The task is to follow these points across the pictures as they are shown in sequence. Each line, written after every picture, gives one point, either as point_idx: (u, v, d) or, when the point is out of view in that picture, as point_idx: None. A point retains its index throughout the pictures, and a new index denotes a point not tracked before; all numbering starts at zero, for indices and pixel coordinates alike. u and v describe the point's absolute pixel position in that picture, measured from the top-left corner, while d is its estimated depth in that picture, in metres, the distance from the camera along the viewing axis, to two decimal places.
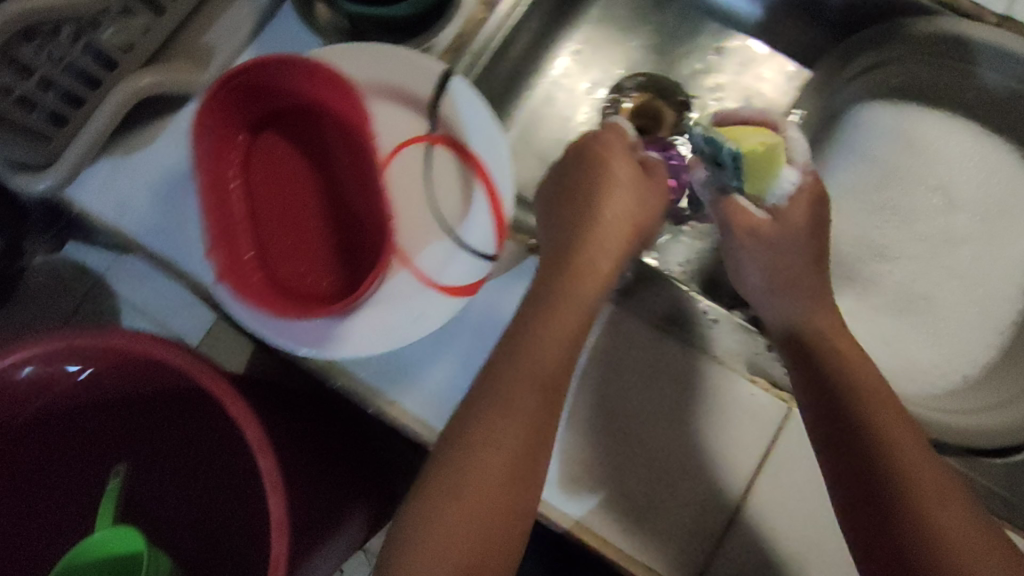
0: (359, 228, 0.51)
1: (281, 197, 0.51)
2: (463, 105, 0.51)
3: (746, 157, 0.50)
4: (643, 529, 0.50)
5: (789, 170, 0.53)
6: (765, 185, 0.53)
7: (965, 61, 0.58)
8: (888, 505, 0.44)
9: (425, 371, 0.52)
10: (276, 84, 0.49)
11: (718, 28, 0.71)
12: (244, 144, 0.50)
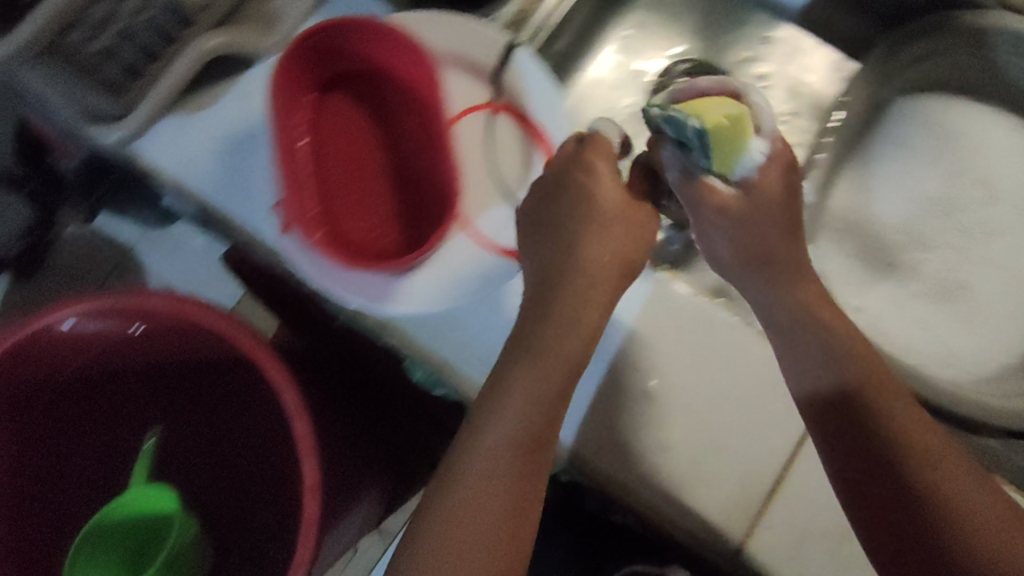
0: (422, 190, 0.54)
1: (348, 157, 0.53)
2: (529, 75, 0.52)
3: (712, 134, 0.43)
4: (689, 496, 0.52)
5: (757, 141, 0.46)
6: (731, 163, 0.46)
7: (1006, 53, 0.59)
8: (894, 488, 0.47)
9: (479, 332, 0.53)
10: (346, 48, 0.50)
11: (767, 19, 0.72)
12: (314, 104, 0.52)
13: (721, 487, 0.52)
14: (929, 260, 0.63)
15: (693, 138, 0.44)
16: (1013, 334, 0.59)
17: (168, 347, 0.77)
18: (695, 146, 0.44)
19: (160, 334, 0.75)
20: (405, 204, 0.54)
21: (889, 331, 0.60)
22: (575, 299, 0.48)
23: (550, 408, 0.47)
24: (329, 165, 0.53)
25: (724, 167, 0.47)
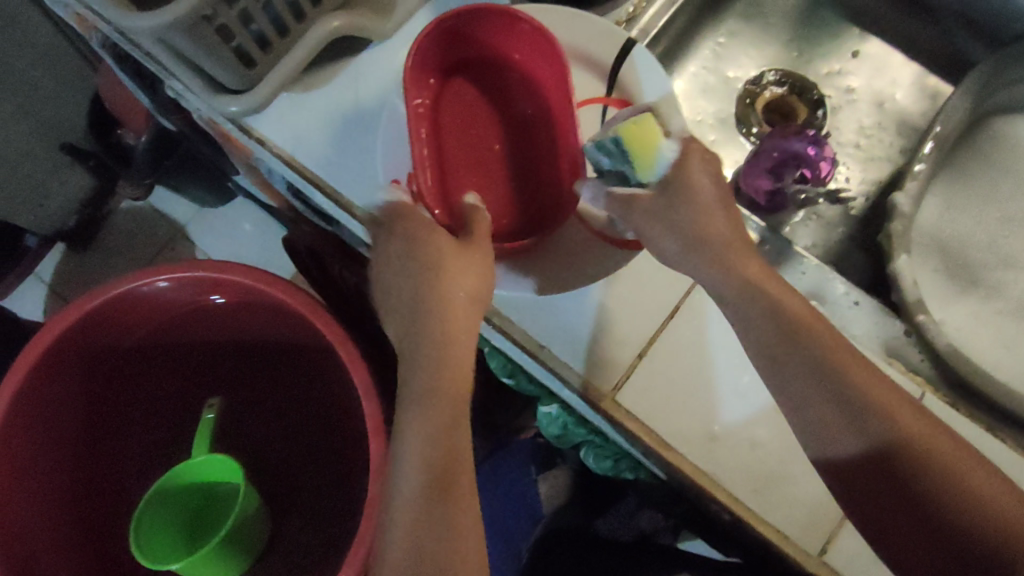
0: (536, 173, 0.58)
1: (467, 136, 0.58)
2: (645, 68, 0.55)
3: (626, 138, 0.51)
4: (773, 494, 0.52)
5: (668, 143, 0.51)
6: (649, 162, 0.51)
7: None
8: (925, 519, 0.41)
9: (579, 320, 0.55)
10: (474, 33, 0.56)
11: (859, 34, 0.73)
12: (438, 85, 0.57)
13: (808, 487, 0.52)
14: (1014, 280, 0.63)
15: (609, 147, 0.51)
16: None
17: (249, 320, 0.80)
18: (612, 156, 0.52)
19: (244, 307, 0.78)
20: (518, 183, 0.58)
21: (973, 347, 0.60)
22: None
23: None
24: (449, 143, 0.57)
25: (646, 172, 0.52)
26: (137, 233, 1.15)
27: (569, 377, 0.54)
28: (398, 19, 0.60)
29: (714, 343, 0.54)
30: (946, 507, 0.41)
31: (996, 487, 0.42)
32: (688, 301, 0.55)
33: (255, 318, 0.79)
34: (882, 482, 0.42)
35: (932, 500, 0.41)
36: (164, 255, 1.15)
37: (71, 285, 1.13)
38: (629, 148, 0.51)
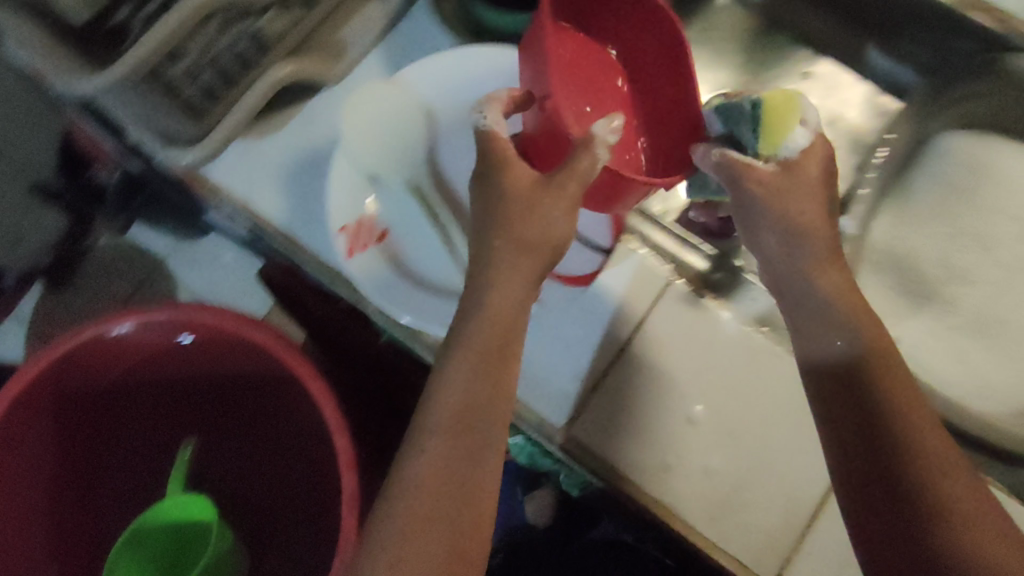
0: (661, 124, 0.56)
1: (583, 78, 0.56)
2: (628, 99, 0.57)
3: (764, 103, 0.49)
4: (729, 521, 0.53)
5: (802, 130, 0.49)
6: (777, 139, 0.49)
7: None
8: (894, 475, 0.44)
9: (532, 355, 0.56)
10: None
11: (810, 54, 0.74)
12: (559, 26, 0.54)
13: (765, 512, 0.53)
14: (968, 294, 0.64)
15: (744, 113, 0.50)
16: None
17: (223, 360, 0.79)
18: (744, 121, 0.50)
19: (217, 348, 0.77)
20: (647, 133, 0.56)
21: (929, 363, 0.61)
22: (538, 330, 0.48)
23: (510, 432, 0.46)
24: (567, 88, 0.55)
25: (768, 149, 0.50)
26: (113, 270, 1.11)
27: (523, 413, 0.56)
28: (348, 60, 0.60)
29: (665, 373, 0.55)
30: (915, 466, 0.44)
31: (951, 460, 0.44)
32: (642, 330, 0.56)
33: (229, 358, 0.79)
34: (864, 433, 0.46)
35: (892, 451, 0.44)
36: (141, 292, 1.11)
37: (47, 324, 1.11)
38: (763, 115, 0.49)
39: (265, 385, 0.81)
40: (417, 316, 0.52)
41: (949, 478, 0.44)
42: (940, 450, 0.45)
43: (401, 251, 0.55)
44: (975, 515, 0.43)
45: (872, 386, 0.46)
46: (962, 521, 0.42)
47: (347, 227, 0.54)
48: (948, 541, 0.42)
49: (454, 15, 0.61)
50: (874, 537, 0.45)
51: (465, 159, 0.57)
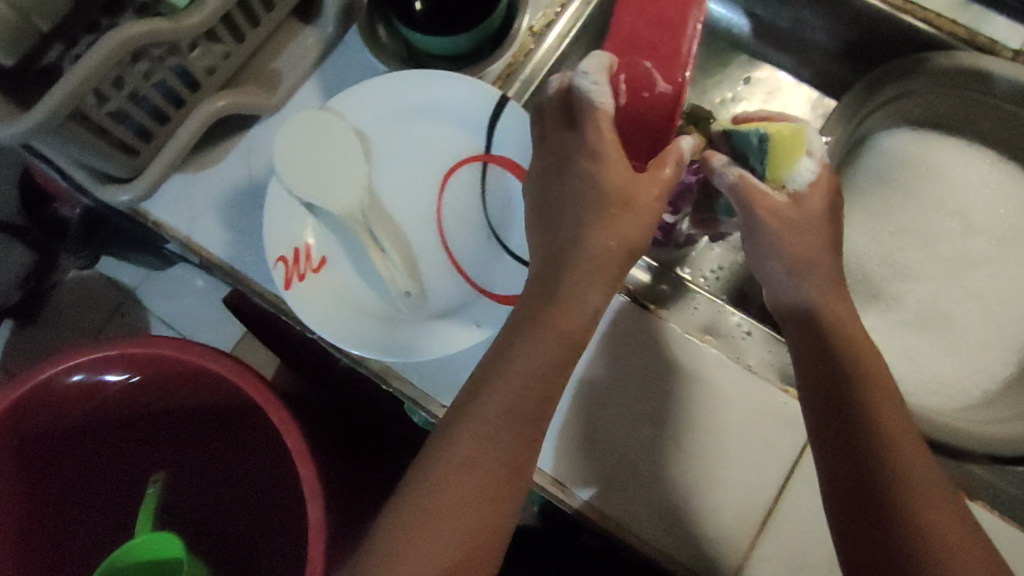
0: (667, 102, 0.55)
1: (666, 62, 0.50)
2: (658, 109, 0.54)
3: (772, 139, 0.49)
4: (680, 531, 0.53)
5: (808, 161, 0.49)
6: (784, 171, 0.50)
7: (980, 93, 0.61)
8: (868, 452, 0.46)
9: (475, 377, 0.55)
10: None
11: (748, 60, 0.75)
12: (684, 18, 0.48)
13: (716, 521, 0.53)
14: (911, 289, 0.64)
15: (753, 145, 0.51)
16: (999, 357, 0.61)
17: (184, 392, 0.79)
18: (754, 153, 0.51)
19: (177, 381, 0.77)
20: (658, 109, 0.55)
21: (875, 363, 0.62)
22: (504, 345, 0.49)
23: (484, 443, 0.47)
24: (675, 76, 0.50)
25: (776, 182, 0.51)
26: (84, 303, 1.11)
27: None
28: (281, 94, 0.61)
29: (611, 389, 0.56)
30: (887, 445, 0.46)
31: (926, 474, 0.46)
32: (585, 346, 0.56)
33: (190, 389, 0.78)
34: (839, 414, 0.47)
35: (868, 460, 0.46)
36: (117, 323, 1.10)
37: (17, 361, 1.10)
38: (770, 149, 0.50)
39: (229, 414, 0.81)
40: (359, 343, 0.53)
41: (920, 491, 0.45)
42: (915, 463, 0.46)
43: (341, 277, 0.55)
44: (944, 528, 0.44)
45: (856, 394, 0.47)
46: (930, 532, 0.44)
47: (286, 256, 0.54)
48: (915, 550, 0.44)
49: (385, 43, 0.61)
50: (851, 546, 0.46)
51: (404, 184, 0.57)
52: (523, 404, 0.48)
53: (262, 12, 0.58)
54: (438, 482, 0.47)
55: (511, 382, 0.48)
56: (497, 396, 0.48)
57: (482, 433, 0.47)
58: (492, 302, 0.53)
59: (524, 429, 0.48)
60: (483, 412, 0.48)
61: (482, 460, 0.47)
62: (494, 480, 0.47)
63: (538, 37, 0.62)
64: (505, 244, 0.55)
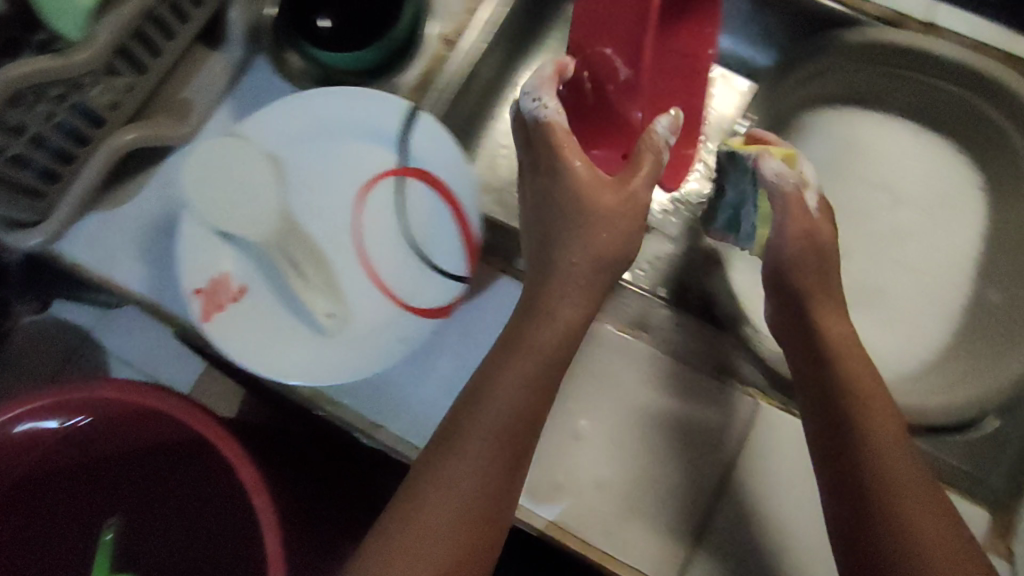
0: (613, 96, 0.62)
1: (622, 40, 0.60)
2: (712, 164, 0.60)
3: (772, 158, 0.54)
4: (625, 531, 0.52)
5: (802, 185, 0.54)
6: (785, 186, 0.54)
7: (891, 66, 0.61)
8: (856, 438, 0.48)
9: (408, 394, 0.55)
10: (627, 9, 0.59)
11: None
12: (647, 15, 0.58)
13: (662, 514, 0.52)
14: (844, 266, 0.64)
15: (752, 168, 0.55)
16: (935, 326, 0.61)
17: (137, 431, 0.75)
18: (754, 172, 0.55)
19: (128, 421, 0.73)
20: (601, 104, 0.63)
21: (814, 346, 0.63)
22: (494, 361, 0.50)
23: (481, 455, 0.48)
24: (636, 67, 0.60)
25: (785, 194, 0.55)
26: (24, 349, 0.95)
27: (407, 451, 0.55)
28: (193, 125, 0.60)
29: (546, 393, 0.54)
30: (874, 430, 0.48)
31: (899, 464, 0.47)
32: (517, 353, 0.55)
33: (143, 427, 0.75)
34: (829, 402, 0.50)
35: (849, 450, 0.48)
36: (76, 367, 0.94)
37: None
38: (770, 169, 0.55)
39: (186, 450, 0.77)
40: (283, 371, 0.52)
41: (891, 479, 0.46)
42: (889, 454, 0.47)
43: (261, 305, 0.54)
44: (911, 517, 0.45)
45: (838, 389, 0.50)
46: (897, 519, 0.45)
47: (203, 288, 0.53)
48: (883, 539, 0.45)
49: (295, 70, 0.61)
50: (833, 536, 0.47)
51: (319, 204, 0.56)
52: (511, 426, 0.49)
53: (164, 42, 0.55)
54: (421, 500, 0.47)
55: (497, 402, 0.49)
56: (483, 417, 0.49)
57: (468, 451, 0.48)
58: (420, 318, 0.53)
59: (510, 447, 0.48)
60: (471, 431, 0.48)
61: (468, 478, 0.48)
62: (475, 497, 0.47)
63: (449, 44, 0.61)
64: (426, 257, 0.54)
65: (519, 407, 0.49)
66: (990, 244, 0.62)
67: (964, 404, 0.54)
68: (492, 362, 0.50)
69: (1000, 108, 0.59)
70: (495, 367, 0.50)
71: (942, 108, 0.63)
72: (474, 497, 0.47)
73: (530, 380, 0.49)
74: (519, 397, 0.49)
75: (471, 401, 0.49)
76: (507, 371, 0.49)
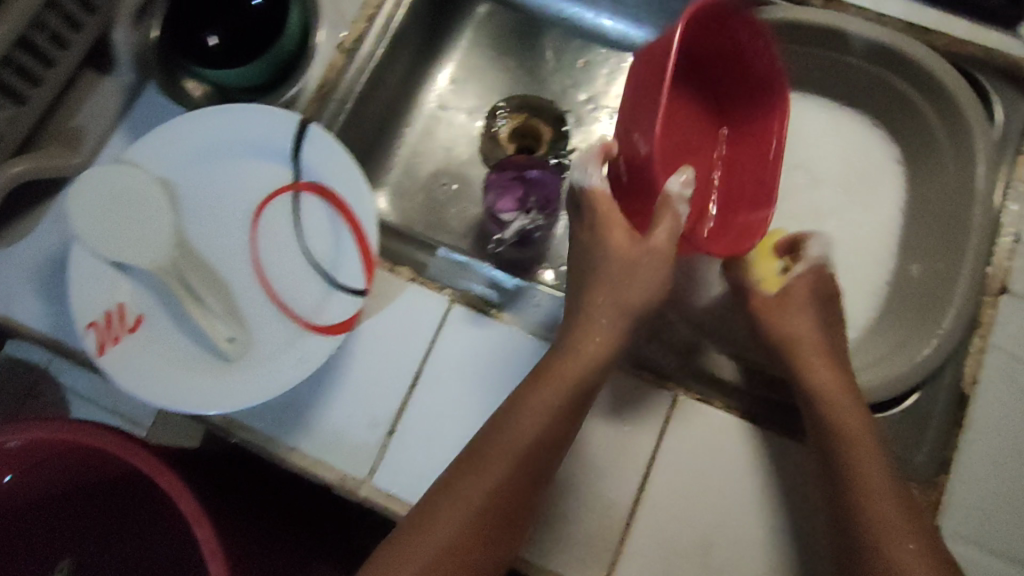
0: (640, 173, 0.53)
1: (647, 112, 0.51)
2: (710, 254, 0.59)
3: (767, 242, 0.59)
4: (549, 540, 0.51)
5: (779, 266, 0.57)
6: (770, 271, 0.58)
7: (800, 44, 0.60)
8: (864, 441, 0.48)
9: (320, 413, 0.53)
10: (659, 70, 0.50)
11: (583, 46, 0.72)
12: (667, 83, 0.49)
13: (584, 517, 0.51)
14: None
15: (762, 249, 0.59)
16: (860, 305, 0.60)
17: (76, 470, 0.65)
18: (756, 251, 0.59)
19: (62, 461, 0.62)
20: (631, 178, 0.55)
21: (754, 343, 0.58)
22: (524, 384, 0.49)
23: (516, 470, 0.46)
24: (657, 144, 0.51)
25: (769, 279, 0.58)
26: None
27: (321, 474, 0.53)
28: (86, 153, 0.58)
29: (457, 401, 0.53)
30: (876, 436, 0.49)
31: (888, 478, 0.47)
32: (429, 360, 0.54)
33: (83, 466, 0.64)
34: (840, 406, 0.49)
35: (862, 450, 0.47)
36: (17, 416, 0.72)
37: None
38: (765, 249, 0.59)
39: (133, 489, 0.67)
40: (184, 399, 0.50)
41: (885, 491, 0.46)
42: (879, 467, 0.47)
43: (159, 336, 0.52)
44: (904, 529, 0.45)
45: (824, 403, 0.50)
46: (890, 530, 0.45)
47: (98, 320, 0.52)
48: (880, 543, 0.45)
49: (195, 101, 0.57)
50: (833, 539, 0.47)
51: (214, 227, 0.54)
52: (540, 446, 0.47)
53: (41, 69, 0.53)
54: (434, 511, 0.45)
55: (532, 418, 0.47)
56: (513, 436, 0.47)
57: (491, 469, 0.46)
58: (321, 336, 0.51)
59: (534, 467, 0.47)
60: (496, 450, 0.47)
61: (485, 495, 0.45)
62: (487, 514, 0.45)
63: (346, 51, 0.60)
64: (327, 273, 0.53)
65: (545, 432, 0.47)
66: (909, 217, 0.60)
67: (898, 381, 0.51)
68: (522, 387, 0.49)
69: (906, 78, 0.58)
70: (528, 388, 0.49)
71: (857, 83, 0.61)
72: (488, 514, 0.45)
73: (560, 405, 0.48)
74: (548, 420, 0.48)
75: (501, 421, 0.48)
76: (539, 392, 0.48)
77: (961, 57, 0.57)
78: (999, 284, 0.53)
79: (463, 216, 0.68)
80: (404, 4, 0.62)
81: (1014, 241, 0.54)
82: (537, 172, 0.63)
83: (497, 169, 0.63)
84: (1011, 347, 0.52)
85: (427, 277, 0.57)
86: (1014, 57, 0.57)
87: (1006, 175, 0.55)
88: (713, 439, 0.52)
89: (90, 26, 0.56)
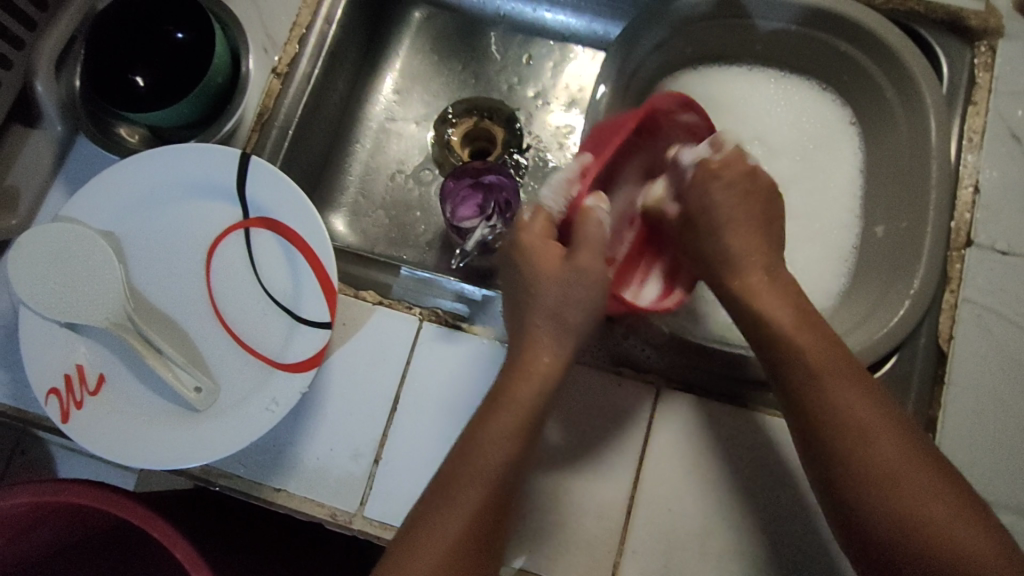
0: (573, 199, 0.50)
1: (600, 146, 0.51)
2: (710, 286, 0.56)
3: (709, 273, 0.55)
4: (546, 552, 0.50)
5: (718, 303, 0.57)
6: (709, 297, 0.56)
7: (739, 16, 0.59)
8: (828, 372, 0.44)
9: (302, 450, 0.52)
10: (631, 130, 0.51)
11: (524, 41, 0.70)
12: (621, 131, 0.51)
13: (577, 523, 0.50)
14: None
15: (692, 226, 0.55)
16: (829, 272, 0.59)
17: (56, 531, 0.60)
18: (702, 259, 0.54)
19: (31, 526, 0.58)
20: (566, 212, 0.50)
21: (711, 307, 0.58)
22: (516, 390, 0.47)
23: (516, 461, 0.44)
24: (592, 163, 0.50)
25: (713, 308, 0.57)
26: None
27: (312, 512, 0.51)
28: (23, 213, 0.56)
29: (439, 420, 0.52)
30: (837, 363, 0.45)
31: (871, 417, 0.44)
32: (407, 382, 0.53)
33: (66, 525, 0.60)
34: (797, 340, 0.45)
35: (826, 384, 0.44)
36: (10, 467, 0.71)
37: None
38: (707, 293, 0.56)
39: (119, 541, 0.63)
40: (154, 456, 0.48)
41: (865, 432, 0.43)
42: (857, 407, 0.44)
43: (122, 393, 0.50)
44: (907, 487, 0.42)
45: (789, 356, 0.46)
46: (914, 511, 0.42)
47: (57, 386, 0.50)
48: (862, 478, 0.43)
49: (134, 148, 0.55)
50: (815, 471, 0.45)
51: (165, 274, 0.53)
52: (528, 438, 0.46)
53: None
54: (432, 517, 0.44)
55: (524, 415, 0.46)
56: (487, 445, 0.45)
57: (489, 463, 0.45)
58: (290, 373, 0.50)
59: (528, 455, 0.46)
60: (472, 462, 0.45)
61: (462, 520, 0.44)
62: (464, 541, 0.43)
63: (282, 76, 0.58)
64: (287, 308, 0.51)
65: (513, 445, 0.45)
66: (868, 178, 0.60)
67: (880, 347, 0.51)
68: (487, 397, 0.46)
69: (850, 41, 0.57)
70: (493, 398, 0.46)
71: (801, 50, 0.61)
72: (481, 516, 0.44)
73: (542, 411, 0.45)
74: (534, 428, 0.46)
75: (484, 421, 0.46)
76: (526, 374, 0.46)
77: (899, 14, 0.58)
78: (963, 237, 0.53)
79: (426, 225, 0.66)
80: (334, 20, 0.60)
81: (974, 191, 0.54)
82: (494, 173, 0.63)
83: (455, 175, 0.63)
84: (982, 299, 0.52)
85: (393, 295, 0.56)
86: (952, 7, 0.57)
87: (958, 126, 0.55)
88: (700, 427, 0.51)
89: (8, 81, 0.54)
